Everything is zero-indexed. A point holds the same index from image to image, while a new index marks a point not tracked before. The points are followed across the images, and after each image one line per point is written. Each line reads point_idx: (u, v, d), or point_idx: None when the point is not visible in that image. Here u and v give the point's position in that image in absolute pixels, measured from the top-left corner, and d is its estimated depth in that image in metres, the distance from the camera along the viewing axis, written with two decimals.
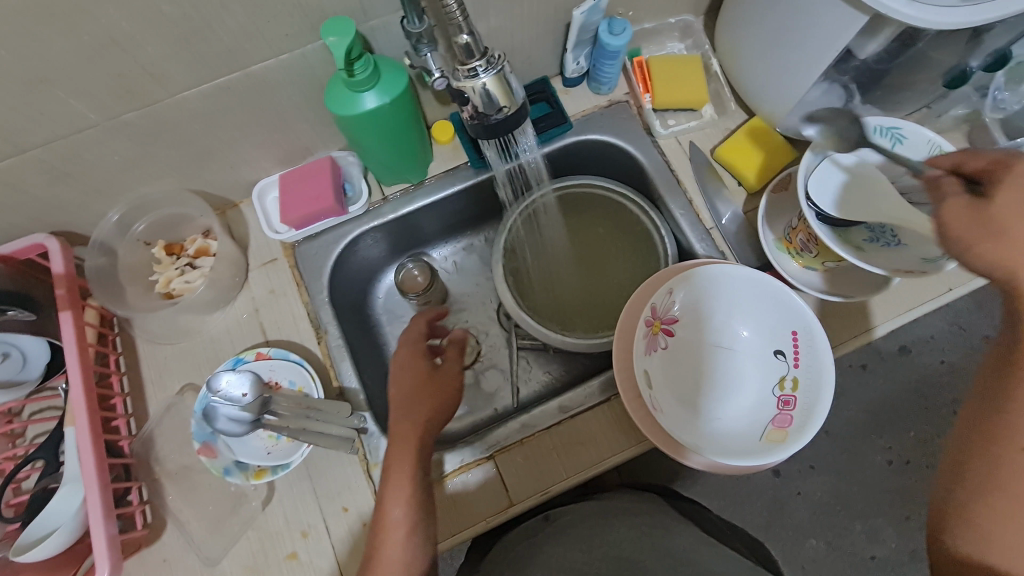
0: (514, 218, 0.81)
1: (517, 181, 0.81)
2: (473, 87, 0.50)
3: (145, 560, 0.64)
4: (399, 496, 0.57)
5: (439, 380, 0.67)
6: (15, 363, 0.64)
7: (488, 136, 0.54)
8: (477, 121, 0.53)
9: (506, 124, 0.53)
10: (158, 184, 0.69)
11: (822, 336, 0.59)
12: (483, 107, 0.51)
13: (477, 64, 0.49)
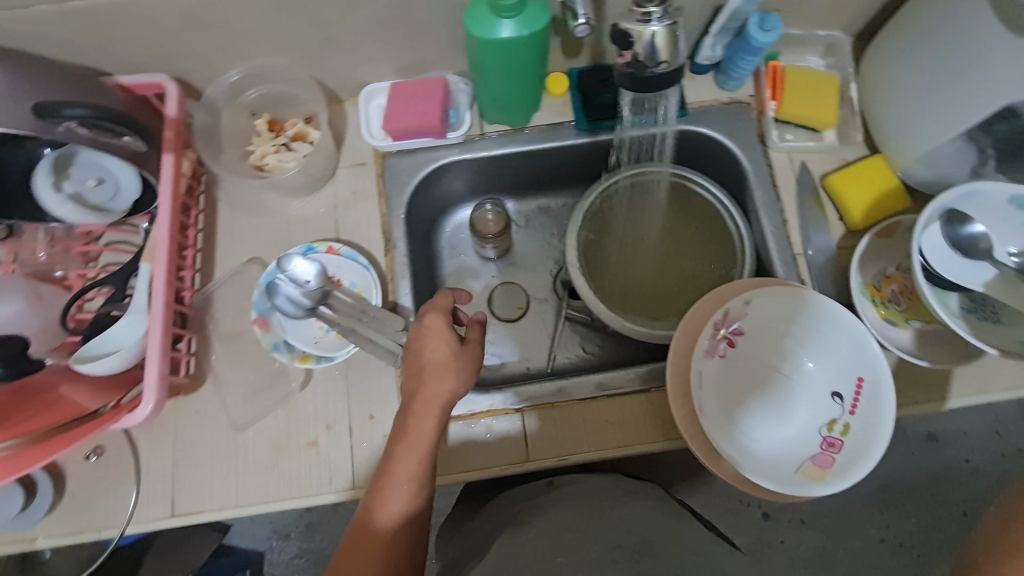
0: (623, 177, 0.81)
1: (640, 148, 0.80)
2: (642, 34, 0.47)
3: (180, 407, 0.67)
4: (415, 445, 0.55)
5: (463, 356, 0.60)
6: (107, 190, 0.67)
7: (633, 89, 0.51)
8: (630, 70, 0.51)
9: (659, 81, 0.50)
10: (279, 59, 0.70)
11: (889, 387, 0.57)
12: (643, 57, 0.49)
13: (654, 11, 0.47)
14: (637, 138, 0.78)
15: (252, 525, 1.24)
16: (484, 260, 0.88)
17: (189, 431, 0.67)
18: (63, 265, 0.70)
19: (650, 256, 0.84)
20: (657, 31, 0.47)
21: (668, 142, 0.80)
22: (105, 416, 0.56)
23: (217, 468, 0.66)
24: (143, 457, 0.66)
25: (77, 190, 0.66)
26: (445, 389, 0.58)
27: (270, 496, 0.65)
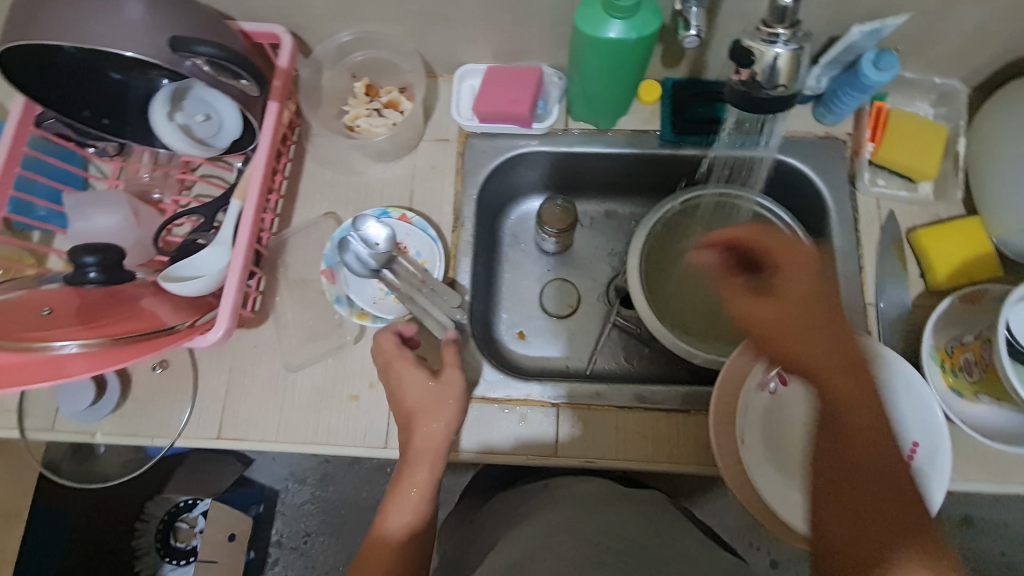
0: (707, 199, 0.79)
1: (733, 168, 0.78)
2: (764, 54, 0.47)
3: (242, 339, 0.72)
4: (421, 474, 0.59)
5: (445, 389, 0.61)
6: (212, 127, 0.72)
7: (742, 107, 0.51)
8: (743, 88, 0.50)
9: (771, 104, 0.50)
10: (388, 27, 0.72)
11: (945, 453, 0.58)
12: (761, 77, 0.49)
13: (781, 32, 0.47)
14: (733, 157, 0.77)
15: (272, 463, 1.30)
16: (543, 253, 0.89)
17: (245, 363, 0.71)
18: (161, 189, 0.75)
19: (716, 280, 0.83)
20: (780, 53, 0.47)
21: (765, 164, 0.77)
22: (181, 334, 0.60)
23: (264, 402, 0.70)
24: (200, 380, 0.71)
25: (187, 122, 0.70)
26: (436, 433, 0.60)
27: (308, 438, 0.68)
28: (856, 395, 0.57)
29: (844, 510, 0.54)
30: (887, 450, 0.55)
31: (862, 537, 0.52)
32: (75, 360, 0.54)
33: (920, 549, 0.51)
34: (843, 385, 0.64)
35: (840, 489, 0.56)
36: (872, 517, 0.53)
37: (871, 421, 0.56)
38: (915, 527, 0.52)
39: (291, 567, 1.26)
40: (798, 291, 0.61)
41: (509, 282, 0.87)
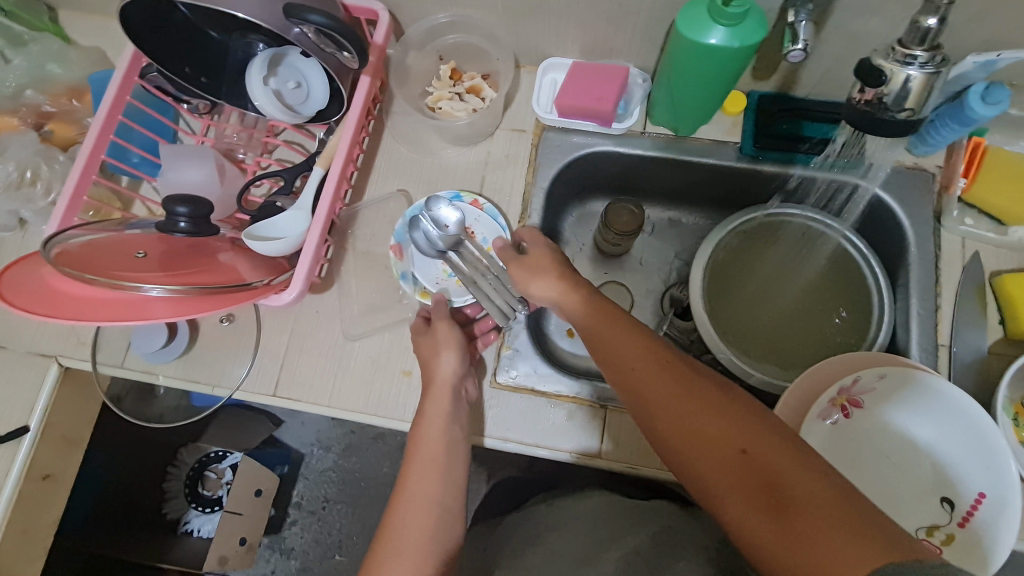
0: (794, 224, 0.78)
1: (829, 194, 0.77)
2: (896, 74, 0.48)
3: (305, 303, 0.74)
4: (434, 424, 0.63)
5: (444, 334, 0.69)
6: (301, 95, 0.74)
7: (863, 127, 0.51)
8: (866, 108, 0.51)
9: (894, 126, 0.50)
10: (483, 14, 0.73)
11: (1014, 509, 0.52)
12: (889, 98, 0.49)
13: (918, 55, 0.47)
14: (834, 183, 0.75)
15: (301, 428, 1.34)
16: (601, 254, 0.88)
17: (305, 327, 0.74)
18: (246, 149, 0.77)
19: (784, 305, 0.81)
20: (915, 75, 0.48)
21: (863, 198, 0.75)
22: (257, 291, 0.61)
23: (320, 367, 0.72)
24: (262, 337, 0.74)
25: (279, 88, 0.72)
26: (448, 373, 0.66)
27: (358, 407, 0.70)
28: (586, 319, 0.58)
29: (666, 417, 0.48)
30: (629, 338, 0.54)
31: (717, 471, 0.44)
32: (158, 305, 0.56)
33: (718, 414, 0.46)
34: (912, 425, 0.61)
35: (636, 418, 0.52)
36: (663, 411, 0.49)
37: (637, 356, 0.52)
38: (715, 406, 0.47)
39: (308, 529, 1.30)
40: (551, 272, 0.63)
41: None
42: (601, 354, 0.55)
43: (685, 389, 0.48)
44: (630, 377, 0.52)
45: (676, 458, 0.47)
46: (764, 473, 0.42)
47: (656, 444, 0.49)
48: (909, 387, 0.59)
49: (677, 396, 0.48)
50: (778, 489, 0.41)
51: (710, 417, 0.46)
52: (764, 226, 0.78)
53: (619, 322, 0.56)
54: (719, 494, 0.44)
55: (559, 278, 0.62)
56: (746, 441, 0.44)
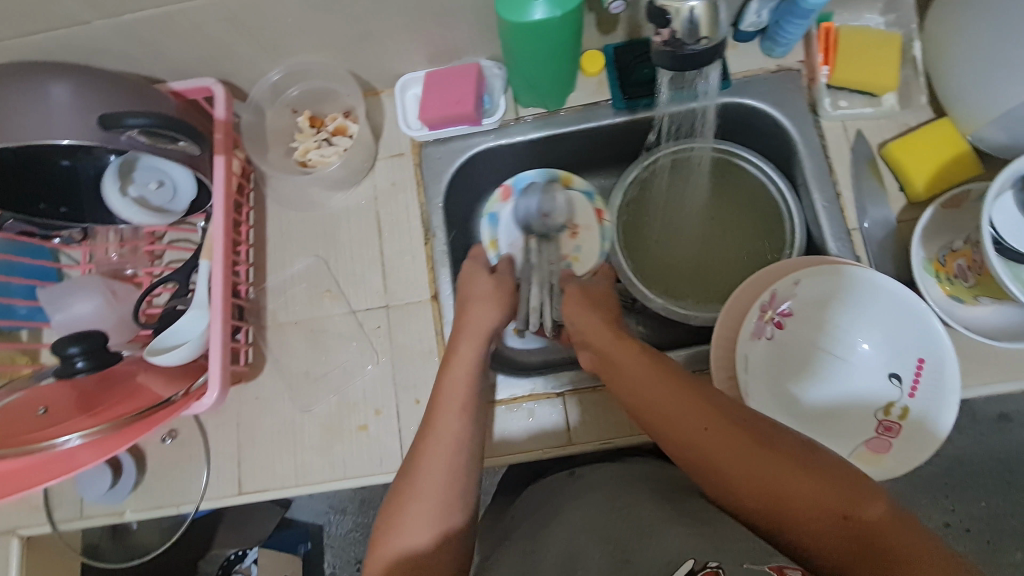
0: (664, 155, 0.78)
1: (677, 125, 0.76)
2: (678, 11, 0.43)
3: (241, 394, 0.73)
4: (461, 377, 0.63)
5: (497, 288, 0.71)
6: (167, 192, 0.72)
7: (673, 68, 0.48)
8: (669, 48, 0.47)
9: (700, 59, 0.46)
10: (316, 55, 0.71)
11: (953, 368, 0.55)
12: (683, 34, 0.45)
13: None
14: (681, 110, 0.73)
15: (311, 500, 1.32)
16: None
17: (251, 416, 0.72)
18: (133, 262, 0.75)
19: (694, 231, 0.83)
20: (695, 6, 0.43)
21: (709, 115, 0.74)
22: (177, 403, 0.60)
23: (277, 449, 0.71)
24: (211, 440, 0.72)
25: (141, 193, 0.71)
26: (460, 397, 0.61)
27: (325, 476, 0.69)
28: (643, 381, 0.58)
29: (752, 475, 0.51)
30: (699, 399, 0.55)
31: (820, 533, 0.48)
32: (82, 452, 0.56)
33: (808, 479, 0.49)
34: (834, 316, 0.62)
35: (706, 477, 0.53)
36: (749, 469, 0.51)
37: (707, 423, 0.54)
38: (803, 471, 0.50)
39: None
40: (602, 343, 0.63)
41: None
42: (666, 416, 0.56)
43: (776, 454, 0.51)
44: (705, 439, 0.53)
45: (765, 515, 0.50)
46: (863, 536, 0.47)
47: (733, 498, 0.51)
48: (837, 283, 0.60)
49: (772, 461, 0.51)
50: (882, 551, 0.46)
51: (804, 480, 0.50)
52: (654, 169, 0.79)
53: (684, 385, 0.57)
54: (819, 547, 0.48)
55: (615, 345, 0.62)
56: (844, 507, 0.48)
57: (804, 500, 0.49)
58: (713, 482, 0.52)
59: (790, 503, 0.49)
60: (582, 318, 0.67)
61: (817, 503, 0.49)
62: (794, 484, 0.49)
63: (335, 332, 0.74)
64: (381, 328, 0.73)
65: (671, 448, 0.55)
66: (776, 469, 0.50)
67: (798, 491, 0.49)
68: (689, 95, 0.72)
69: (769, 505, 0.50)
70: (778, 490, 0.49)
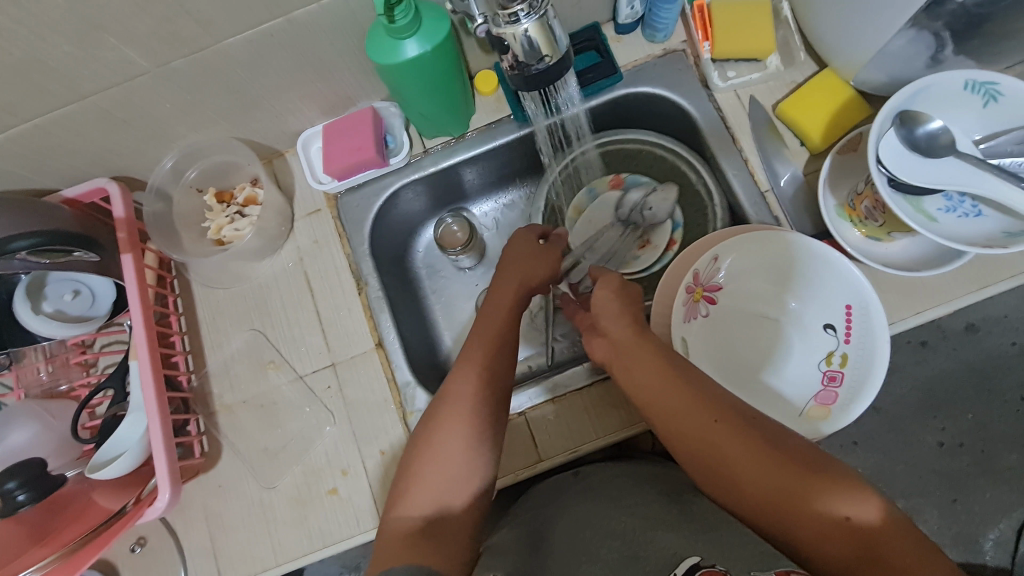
0: (556, 173, 0.82)
1: (558, 136, 0.78)
2: (514, 35, 0.45)
3: (203, 485, 0.71)
4: (475, 355, 0.59)
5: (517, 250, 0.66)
6: (85, 299, 0.71)
7: (528, 88, 0.49)
8: (517, 71, 0.48)
9: (548, 74, 0.48)
10: (207, 132, 0.71)
11: (878, 308, 0.56)
12: (523, 56, 0.46)
13: (520, 8, 0.43)
14: (547, 129, 0.76)
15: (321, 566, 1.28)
16: (462, 271, 0.87)
17: (218, 504, 0.70)
18: (66, 378, 0.72)
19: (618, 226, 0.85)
20: (529, 29, 0.44)
21: (581, 120, 0.76)
22: (128, 514, 0.60)
23: (251, 532, 0.69)
24: (182, 540, 0.70)
25: (57, 307, 0.69)
26: (462, 421, 0.55)
27: (305, 549, 0.68)
28: (656, 376, 0.56)
29: (759, 473, 0.51)
30: (713, 395, 0.54)
31: (820, 537, 0.48)
32: None
33: (807, 483, 0.50)
34: (759, 282, 0.64)
35: (711, 474, 0.53)
36: (756, 468, 0.51)
37: (706, 426, 0.53)
38: (801, 475, 0.50)
39: None
40: (618, 334, 0.59)
41: (440, 308, 0.86)
42: (677, 410, 0.54)
43: (776, 457, 0.51)
44: (716, 435, 0.52)
45: (766, 518, 0.51)
46: (866, 542, 0.47)
47: (737, 495, 0.52)
48: (758, 246, 0.62)
49: (774, 462, 0.51)
50: (880, 554, 0.46)
51: (809, 480, 0.50)
52: (567, 174, 0.83)
53: (682, 381, 0.55)
54: (819, 548, 0.48)
55: (631, 339, 0.58)
56: (846, 511, 0.48)
57: (803, 504, 0.49)
58: (718, 483, 0.52)
59: (790, 507, 0.49)
60: (606, 305, 0.61)
61: (817, 509, 0.49)
62: (791, 486, 0.50)
63: (286, 402, 0.73)
64: (331, 387, 0.72)
65: (676, 441, 0.55)
66: (774, 472, 0.50)
67: (798, 495, 0.49)
68: (552, 109, 0.72)
69: (771, 508, 0.50)
70: (777, 493, 0.50)
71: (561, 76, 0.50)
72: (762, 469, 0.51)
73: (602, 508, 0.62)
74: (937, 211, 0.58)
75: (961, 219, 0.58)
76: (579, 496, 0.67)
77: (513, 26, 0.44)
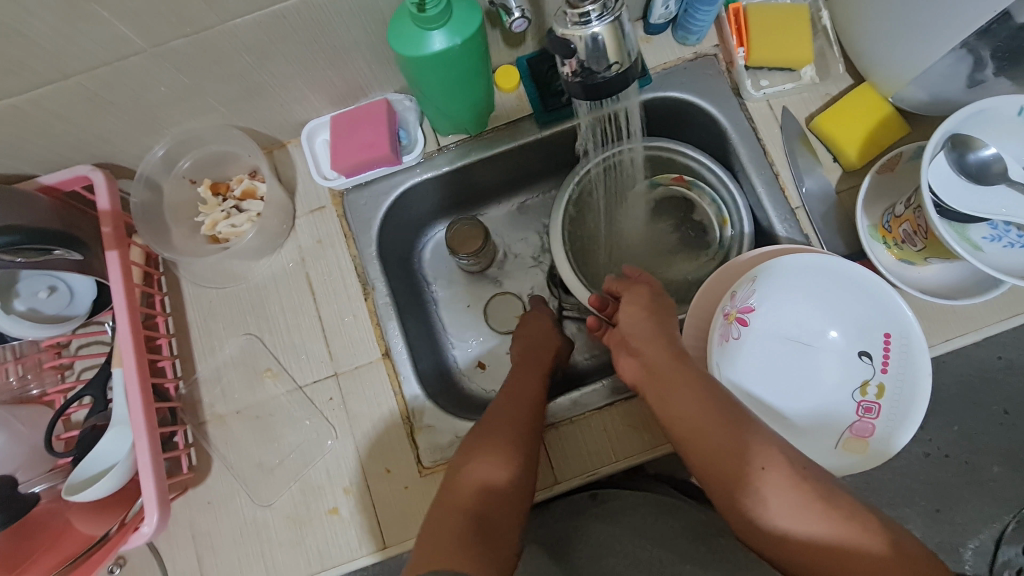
0: (594, 165, 0.73)
1: (603, 129, 0.70)
2: (581, 37, 0.41)
3: (191, 502, 0.65)
4: (522, 390, 0.63)
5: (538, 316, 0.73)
6: (61, 297, 0.64)
7: (587, 97, 0.45)
8: (579, 78, 0.44)
9: (612, 84, 0.44)
10: (205, 118, 0.65)
11: (919, 339, 0.54)
12: (589, 59, 0.42)
13: (591, 9, 0.40)
14: (598, 117, 0.68)
15: None
16: (471, 277, 0.83)
17: (207, 522, 0.65)
18: (39, 382, 0.66)
19: (643, 244, 0.81)
20: (600, 31, 0.40)
21: (633, 114, 0.67)
22: (111, 540, 0.54)
23: (242, 552, 0.64)
24: (166, 559, 0.64)
25: (31, 305, 0.63)
26: (517, 425, 0.58)
27: (301, 573, 0.63)
28: (694, 406, 0.50)
29: (811, 530, 0.44)
30: (759, 436, 0.48)
31: None
32: None
33: (857, 535, 0.44)
34: (793, 307, 0.61)
35: (740, 513, 0.47)
36: (809, 523, 0.44)
37: (739, 459, 0.47)
38: (850, 524, 0.44)
39: None
40: (655, 356, 0.54)
41: (447, 314, 0.81)
42: (718, 451, 0.48)
43: (817, 501, 0.45)
44: (761, 483, 0.46)
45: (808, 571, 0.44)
46: None
47: (770, 542, 0.45)
48: (802, 268, 0.58)
49: (815, 503, 0.45)
50: None
51: (863, 541, 0.43)
52: (604, 169, 0.74)
53: (714, 405, 0.49)
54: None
55: (669, 363, 0.53)
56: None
57: (849, 556, 0.43)
58: (746, 525, 0.47)
59: (834, 559, 0.43)
60: (638, 325, 0.58)
61: (866, 566, 0.42)
62: (831, 532, 0.44)
63: (283, 413, 0.68)
64: (333, 399, 0.67)
65: (704, 475, 0.49)
66: (816, 517, 0.44)
67: (846, 547, 0.43)
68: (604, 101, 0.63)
69: (811, 560, 0.44)
70: (819, 541, 0.44)
71: (622, 87, 0.46)
72: (800, 511, 0.45)
73: (626, 536, 0.64)
74: (982, 240, 0.56)
75: (1006, 248, 0.56)
76: (598, 519, 0.66)
77: (581, 29, 0.40)
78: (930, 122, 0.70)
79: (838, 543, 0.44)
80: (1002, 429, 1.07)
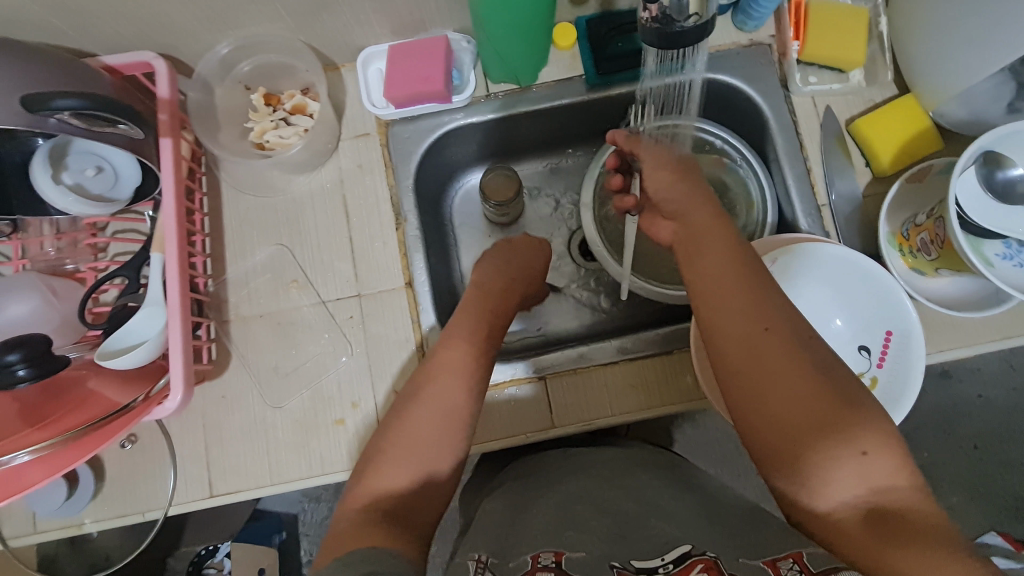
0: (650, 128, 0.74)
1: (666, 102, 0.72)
2: None
3: (206, 393, 0.68)
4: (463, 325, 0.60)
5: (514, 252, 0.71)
6: (107, 178, 0.66)
7: (659, 46, 0.47)
8: (657, 25, 0.46)
9: (687, 37, 0.46)
10: (270, 26, 0.66)
11: (918, 339, 0.57)
12: (672, 9, 0.45)
13: None
14: (664, 86, 0.69)
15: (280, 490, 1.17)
16: (496, 227, 0.85)
17: (218, 414, 0.68)
18: (74, 257, 0.68)
19: None
20: None
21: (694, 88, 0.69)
22: (134, 410, 0.57)
23: (249, 447, 0.67)
24: (175, 444, 0.68)
25: (77, 180, 0.64)
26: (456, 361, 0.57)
27: (299, 473, 0.67)
28: (723, 274, 0.51)
29: (799, 409, 0.45)
30: (772, 302, 0.49)
31: (825, 461, 0.44)
32: (30, 470, 0.56)
33: (833, 402, 0.45)
34: (806, 294, 0.65)
35: (734, 368, 0.48)
36: (800, 399, 0.45)
37: (747, 318, 0.48)
38: (829, 392, 0.45)
39: None
40: (695, 219, 0.55)
41: (468, 258, 0.84)
42: (731, 305, 0.49)
43: (812, 367, 0.46)
44: (765, 338, 0.47)
45: (777, 428, 0.45)
46: (878, 490, 0.43)
47: (753, 396, 0.47)
48: (823, 258, 0.62)
49: (813, 367, 0.46)
50: (891, 513, 0.42)
51: (844, 411, 0.44)
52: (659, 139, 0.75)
53: (740, 265, 0.51)
54: (829, 524, 0.44)
55: (708, 221, 0.55)
56: (868, 448, 0.43)
57: (828, 423, 0.44)
58: (738, 379, 0.48)
59: (807, 422, 0.45)
60: (668, 191, 0.58)
61: (840, 430, 0.44)
62: (815, 395, 0.45)
63: (304, 325, 0.71)
64: (353, 318, 0.70)
65: (712, 331, 0.50)
66: (807, 381, 0.45)
67: (823, 416, 0.44)
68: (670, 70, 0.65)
69: (789, 418, 0.45)
70: (800, 400, 0.45)
71: (694, 45, 0.48)
72: (796, 370, 0.46)
73: (604, 484, 0.60)
74: (995, 256, 0.58)
75: (1016, 267, 0.58)
76: (579, 468, 0.65)
77: None
78: (963, 143, 0.72)
79: (815, 406, 0.45)
80: (969, 460, 1.11)
